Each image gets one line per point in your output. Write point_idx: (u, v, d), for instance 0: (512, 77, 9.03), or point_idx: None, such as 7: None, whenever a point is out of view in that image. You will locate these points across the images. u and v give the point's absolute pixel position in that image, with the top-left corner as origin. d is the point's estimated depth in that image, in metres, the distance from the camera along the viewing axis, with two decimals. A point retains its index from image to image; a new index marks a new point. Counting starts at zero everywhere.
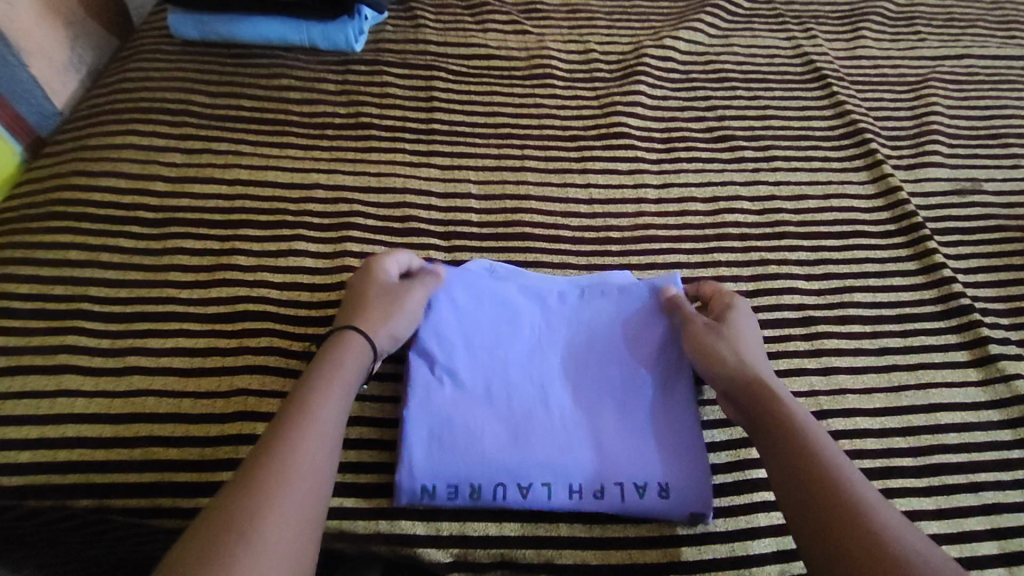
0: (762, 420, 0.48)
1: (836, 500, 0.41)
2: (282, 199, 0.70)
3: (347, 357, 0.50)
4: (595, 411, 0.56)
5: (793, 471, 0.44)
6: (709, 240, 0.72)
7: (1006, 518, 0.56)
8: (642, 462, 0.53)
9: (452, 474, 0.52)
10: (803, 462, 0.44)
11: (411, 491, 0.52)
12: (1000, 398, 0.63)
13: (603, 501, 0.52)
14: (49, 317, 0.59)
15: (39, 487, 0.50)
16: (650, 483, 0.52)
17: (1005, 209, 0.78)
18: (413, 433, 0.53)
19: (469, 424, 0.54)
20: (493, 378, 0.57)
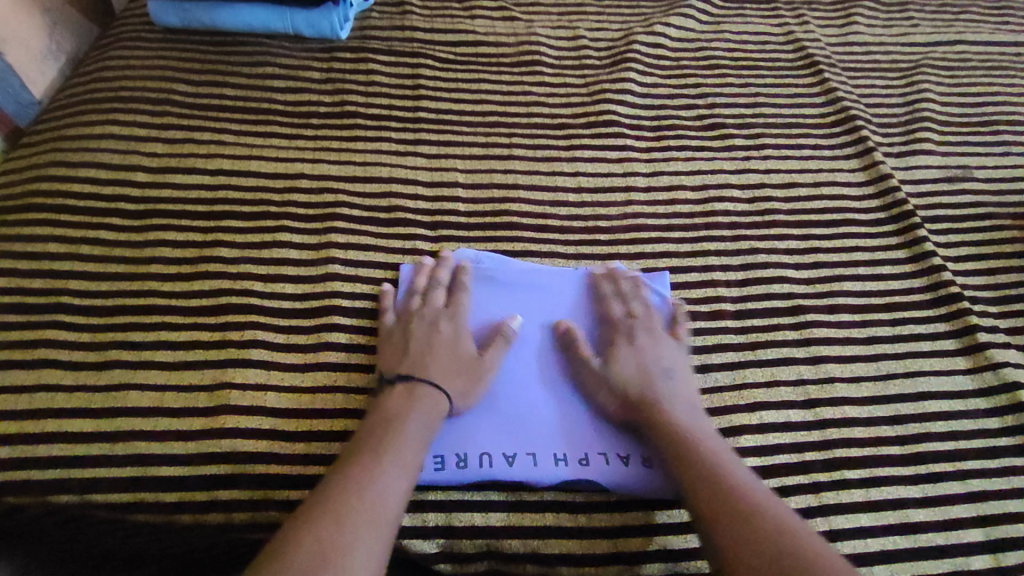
0: (654, 432, 0.51)
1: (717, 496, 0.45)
2: (266, 189, 0.69)
3: (416, 404, 0.50)
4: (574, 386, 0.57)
5: (684, 476, 0.47)
6: (699, 229, 0.72)
7: (992, 504, 0.56)
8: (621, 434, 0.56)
9: (439, 445, 0.54)
10: (686, 462, 0.48)
11: None
12: (987, 385, 0.63)
13: (587, 469, 0.54)
14: (29, 311, 0.58)
15: (19, 483, 0.50)
16: (632, 454, 0.55)
17: (995, 196, 0.78)
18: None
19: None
20: None
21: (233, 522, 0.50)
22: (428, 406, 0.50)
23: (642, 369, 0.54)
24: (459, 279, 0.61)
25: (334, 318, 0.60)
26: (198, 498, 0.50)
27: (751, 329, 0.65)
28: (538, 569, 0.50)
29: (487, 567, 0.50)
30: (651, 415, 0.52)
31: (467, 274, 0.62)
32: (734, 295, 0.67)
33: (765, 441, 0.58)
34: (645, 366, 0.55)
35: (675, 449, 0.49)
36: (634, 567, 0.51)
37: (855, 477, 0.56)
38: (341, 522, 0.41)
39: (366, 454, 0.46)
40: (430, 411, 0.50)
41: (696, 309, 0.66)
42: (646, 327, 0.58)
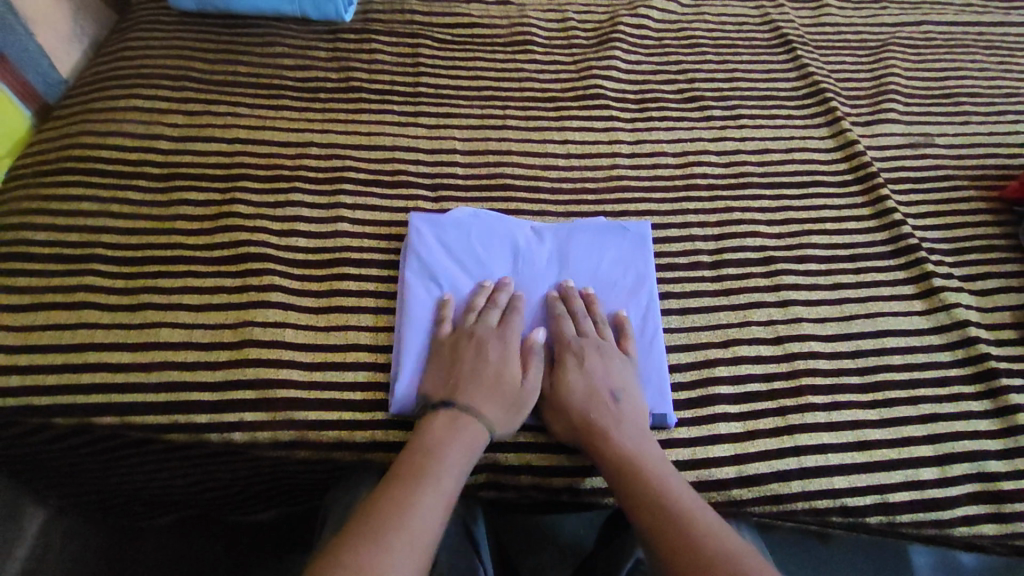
0: (594, 451, 0.53)
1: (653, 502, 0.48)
2: (279, 155, 0.75)
3: (462, 430, 0.51)
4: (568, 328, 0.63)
5: (619, 483, 0.50)
6: (679, 190, 0.78)
7: (940, 426, 0.62)
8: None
9: None
10: (632, 477, 0.50)
11: None
12: (941, 324, 0.68)
13: None
14: (67, 261, 0.63)
15: (65, 407, 0.55)
16: None
17: (954, 160, 0.84)
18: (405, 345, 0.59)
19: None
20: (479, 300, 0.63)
21: (258, 441, 0.55)
22: (471, 433, 0.52)
23: (593, 393, 0.56)
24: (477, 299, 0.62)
25: (345, 268, 0.66)
26: (227, 419, 0.55)
27: (726, 277, 0.71)
28: (532, 479, 0.57)
29: (486, 478, 0.57)
30: (597, 440, 0.53)
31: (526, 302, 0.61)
32: (711, 248, 0.73)
33: (738, 372, 0.64)
34: (592, 387, 0.56)
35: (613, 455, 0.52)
36: None
37: (818, 403, 0.62)
38: (376, 533, 0.43)
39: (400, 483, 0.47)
40: (470, 441, 0.51)
41: (675, 260, 0.72)
42: (598, 348, 0.59)
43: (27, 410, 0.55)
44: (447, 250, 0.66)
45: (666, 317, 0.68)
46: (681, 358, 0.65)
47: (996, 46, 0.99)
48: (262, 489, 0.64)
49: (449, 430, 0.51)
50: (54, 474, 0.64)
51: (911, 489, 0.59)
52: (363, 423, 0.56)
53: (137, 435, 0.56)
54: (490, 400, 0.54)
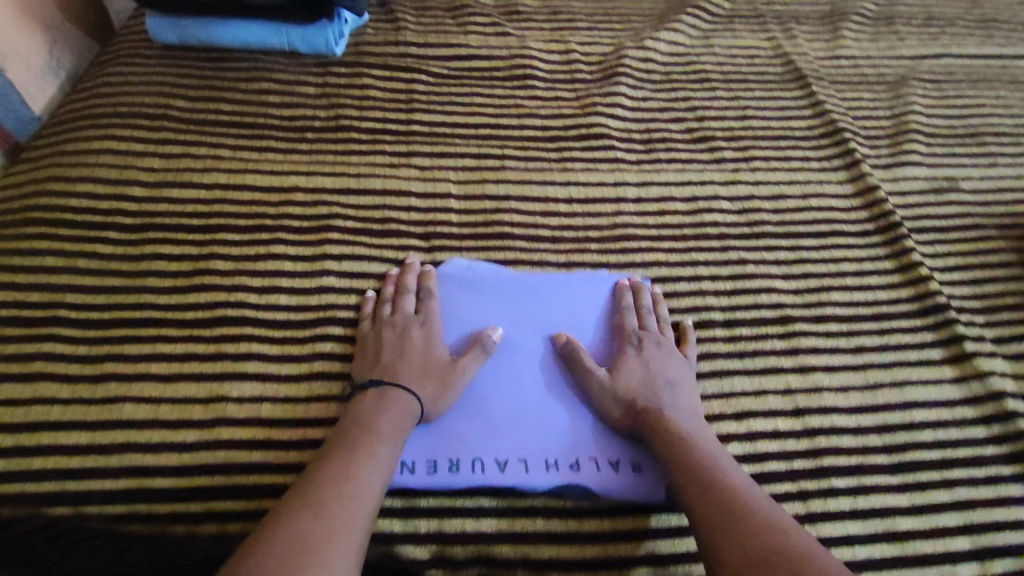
0: (656, 438, 0.54)
1: (726, 504, 0.47)
2: (261, 202, 0.70)
3: (383, 412, 0.53)
4: (563, 381, 0.60)
5: (686, 481, 0.50)
6: (688, 240, 0.73)
7: (978, 513, 0.56)
8: (607, 435, 0.57)
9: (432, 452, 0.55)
10: (693, 470, 0.50)
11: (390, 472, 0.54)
12: (975, 394, 0.63)
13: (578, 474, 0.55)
14: (26, 324, 0.58)
15: (15, 495, 0.50)
16: (621, 459, 0.56)
17: (982, 207, 0.79)
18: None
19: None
20: None
21: (225, 533, 0.50)
22: (394, 412, 0.53)
23: (650, 381, 0.57)
24: (399, 280, 0.64)
25: (329, 331, 0.61)
26: (193, 509, 0.50)
27: (740, 338, 0.66)
28: (528, 575, 0.51)
29: (478, 574, 0.51)
30: (657, 429, 0.54)
31: (433, 281, 0.64)
32: (723, 305, 0.68)
33: (754, 448, 0.59)
34: (650, 376, 0.58)
35: (677, 454, 0.52)
36: (622, 572, 0.52)
37: (843, 486, 0.57)
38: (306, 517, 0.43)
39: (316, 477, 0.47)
40: (401, 413, 0.53)
41: (685, 319, 0.67)
42: (657, 341, 0.61)
43: None
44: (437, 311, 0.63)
45: None
46: None
47: (1020, 81, 0.94)
48: None
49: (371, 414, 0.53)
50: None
51: None
52: None
53: None
54: (423, 376, 0.56)
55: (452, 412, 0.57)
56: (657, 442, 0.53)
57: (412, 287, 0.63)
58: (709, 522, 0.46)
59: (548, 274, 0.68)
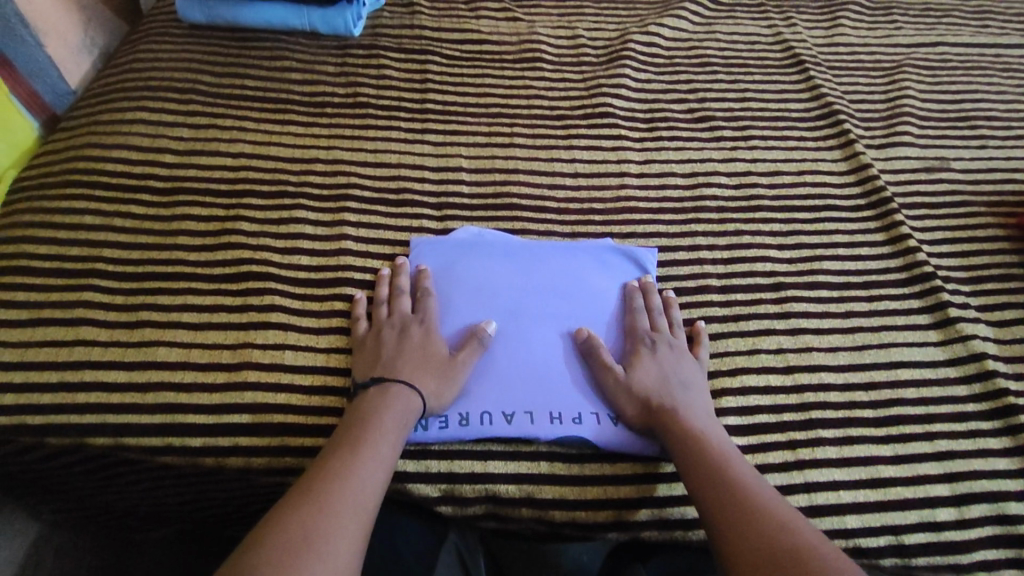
0: (670, 432, 0.55)
1: (732, 496, 0.49)
2: (284, 171, 0.74)
3: (388, 402, 0.54)
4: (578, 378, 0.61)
5: (694, 476, 0.52)
6: (687, 212, 0.77)
7: (957, 463, 0.60)
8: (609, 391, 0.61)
9: None
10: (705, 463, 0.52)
11: None
12: (958, 356, 0.67)
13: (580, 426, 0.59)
14: (66, 275, 0.63)
15: (59, 427, 0.54)
16: None
17: (971, 186, 0.82)
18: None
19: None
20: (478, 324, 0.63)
21: (253, 466, 0.55)
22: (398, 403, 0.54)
23: (664, 382, 0.58)
24: (395, 282, 0.65)
25: (347, 289, 0.65)
26: (223, 443, 0.54)
27: (735, 303, 0.70)
28: (532, 512, 0.56)
29: (486, 510, 0.56)
30: (672, 427, 0.55)
31: (426, 278, 0.65)
32: (720, 272, 0.72)
33: (746, 403, 0.63)
34: (665, 377, 0.59)
35: (685, 447, 0.53)
36: (621, 513, 0.56)
37: (828, 437, 0.61)
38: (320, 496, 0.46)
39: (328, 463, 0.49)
40: (405, 403, 0.54)
41: (683, 285, 0.70)
42: (670, 343, 0.62)
43: (20, 429, 0.54)
44: (447, 275, 0.67)
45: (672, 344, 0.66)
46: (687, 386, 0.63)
47: (1013, 70, 0.97)
48: (254, 512, 0.63)
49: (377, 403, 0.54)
50: (46, 489, 0.64)
51: (928, 530, 0.56)
52: None
53: (132, 456, 0.55)
54: (423, 371, 0.57)
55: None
56: (671, 437, 0.55)
57: (405, 284, 0.64)
58: (716, 511, 0.48)
59: (553, 243, 0.72)
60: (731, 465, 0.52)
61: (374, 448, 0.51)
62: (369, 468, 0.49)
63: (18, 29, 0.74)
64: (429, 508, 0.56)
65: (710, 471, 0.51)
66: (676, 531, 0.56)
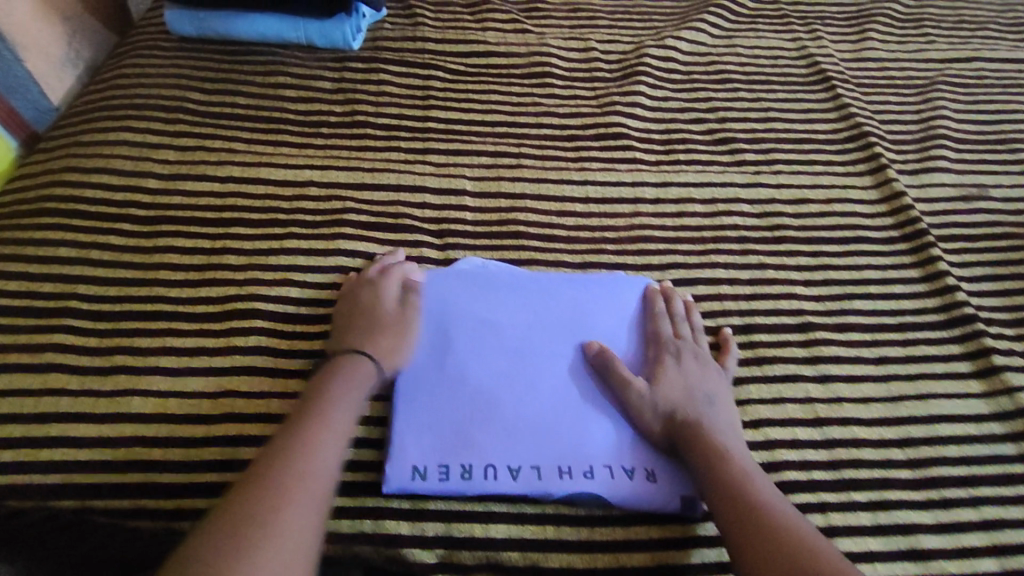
0: (689, 444, 0.52)
1: (744, 504, 0.47)
2: (275, 197, 0.69)
3: (339, 383, 0.51)
4: (594, 398, 0.57)
5: (706, 484, 0.49)
6: (707, 243, 0.71)
7: (1004, 532, 0.54)
8: (625, 441, 0.55)
9: (443, 456, 0.53)
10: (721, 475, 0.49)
11: (401, 477, 0.52)
12: (1002, 410, 0.61)
13: (592, 482, 0.53)
14: (38, 315, 0.58)
15: (22, 486, 0.50)
16: (637, 467, 0.54)
17: (1013, 216, 0.77)
18: (402, 416, 0.55)
19: (460, 408, 0.55)
20: (482, 364, 0.58)
21: None
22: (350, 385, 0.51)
23: (689, 395, 0.54)
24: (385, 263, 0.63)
25: None
26: (200, 505, 0.50)
27: (759, 345, 0.64)
28: None
29: None
30: (690, 437, 0.52)
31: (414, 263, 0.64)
32: (743, 310, 0.66)
33: (773, 458, 0.57)
34: (690, 390, 0.55)
35: (698, 453, 0.51)
36: None
37: (862, 500, 0.55)
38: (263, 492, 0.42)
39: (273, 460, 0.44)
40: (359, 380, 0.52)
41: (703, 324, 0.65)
42: (694, 352, 0.58)
43: None
44: (449, 309, 0.61)
45: None
46: None
47: None
48: None
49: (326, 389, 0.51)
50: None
51: None
52: (355, 511, 0.52)
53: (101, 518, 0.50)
54: (385, 344, 0.56)
55: (465, 414, 0.55)
56: (687, 447, 0.52)
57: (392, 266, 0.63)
58: (732, 518, 0.46)
59: (562, 274, 0.66)
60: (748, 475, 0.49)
61: (321, 440, 0.46)
62: (315, 460, 0.45)
63: None
64: None
65: (723, 478, 0.49)
66: None
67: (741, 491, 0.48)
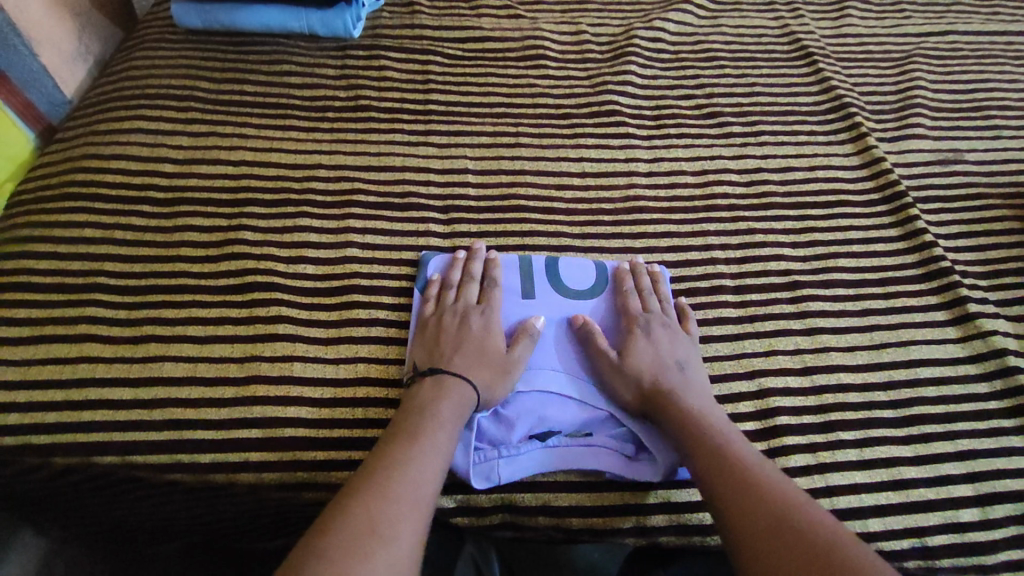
0: (666, 415, 0.55)
1: (714, 455, 0.50)
2: (286, 178, 0.73)
3: (444, 397, 0.53)
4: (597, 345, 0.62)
5: (682, 437, 0.52)
6: (698, 211, 0.75)
7: (981, 463, 0.59)
8: (596, 277, 0.67)
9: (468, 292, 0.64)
10: (697, 438, 0.52)
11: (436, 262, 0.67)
12: (978, 353, 0.65)
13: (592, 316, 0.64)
14: (68, 291, 0.62)
15: (66, 446, 0.53)
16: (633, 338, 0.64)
17: (986, 178, 0.81)
18: (430, 270, 0.66)
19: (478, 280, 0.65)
20: None
21: (262, 482, 0.53)
22: (454, 406, 0.53)
23: (661, 362, 0.58)
24: (471, 272, 0.65)
25: (354, 297, 0.64)
26: (233, 458, 0.53)
27: (750, 303, 0.68)
28: (549, 520, 0.55)
29: (502, 519, 0.55)
30: (665, 399, 0.56)
31: (496, 267, 0.65)
32: (733, 272, 0.70)
33: (766, 405, 0.61)
34: (662, 361, 0.58)
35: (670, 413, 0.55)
36: (638, 518, 0.55)
37: (849, 438, 0.59)
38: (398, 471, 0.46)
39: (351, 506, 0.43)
40: (459, 401, 0.54)
41: (696, 286, 0.69)
42: (662, 321, 0.62)
43: (27, 449, 0.53)
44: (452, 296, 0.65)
45: None
46: (744, 407, 0.61)
47: None
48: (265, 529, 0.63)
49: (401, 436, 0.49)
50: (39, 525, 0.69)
51: (951, 532, 0.55)
52: None
53: (140, 474, 0.54)
54: (478, 362, 0.57)
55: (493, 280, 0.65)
56: (659, 407, 0.56)
57: (475, 271, 0.65)
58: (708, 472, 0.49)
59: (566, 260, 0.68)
60: (727, 442, 0.51)
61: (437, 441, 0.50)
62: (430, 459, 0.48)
63: (10, 38, 0.72)
64: (445, 519, 0.55)
65: (692, 433, 0.52)
66: (695, 537, 0.55)
67: (711, 438, 0.51)
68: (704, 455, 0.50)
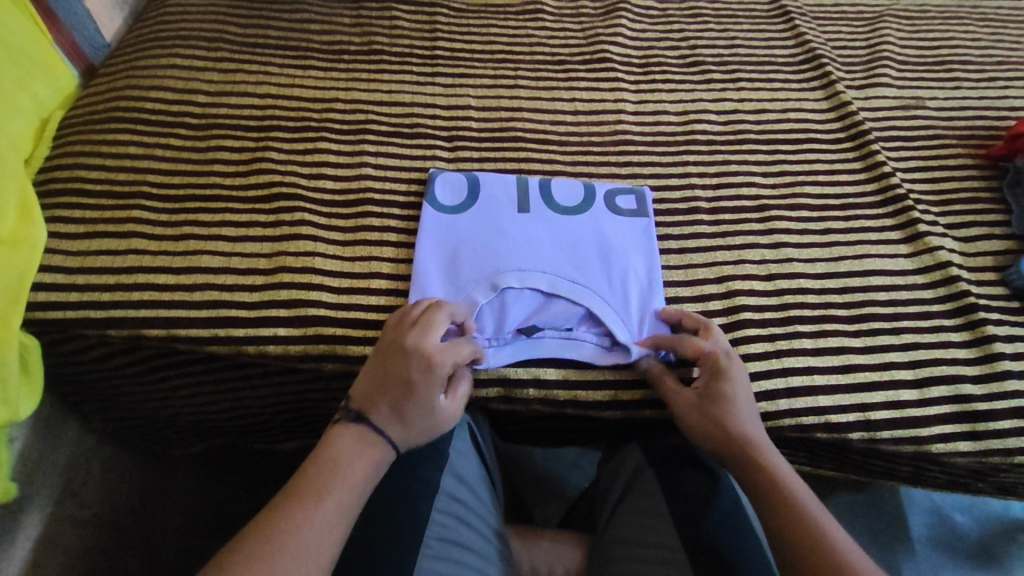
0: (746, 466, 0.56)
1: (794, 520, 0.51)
2: (307, 110, 0.80)
3: (368, 439, 0.54)
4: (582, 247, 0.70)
5: (762, 495, 0.54)
6: (679, 144, 0.83)
7: (922, 353, 0.67)
8: (585, 196, 0.75)
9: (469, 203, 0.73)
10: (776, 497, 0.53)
11: (444, 178, 0.75)
12: (925, 265, 0.73)
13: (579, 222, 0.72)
14: (115, 198, 0.70)
15: (119, 320, 0.61)
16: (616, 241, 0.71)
17: (945, 121, 0.89)
18: (437, 186, 0.74)
19: (480, 195, 0.74)
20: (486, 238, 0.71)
21: (290, 353, 0.62)
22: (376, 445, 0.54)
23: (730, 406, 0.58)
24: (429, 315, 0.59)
25: (368, 208, 0.72)
26: (264, 334, 0.62)
27: (724, 222, 0.76)
28: (539, 392, 0.63)
29: (497, 392, 0.63)
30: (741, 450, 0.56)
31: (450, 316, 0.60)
32: (709, 195, 0.78)
33: (733, 303, 0.69)
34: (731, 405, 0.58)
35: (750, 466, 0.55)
36: (618, 393, 0.64)
37: (806, 330, 0.67)
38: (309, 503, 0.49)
39: (286, 507, 0.49)
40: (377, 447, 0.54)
41: (675, 206, 0.77)
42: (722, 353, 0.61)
43: (87, 323, 0.61)
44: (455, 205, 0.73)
45: (665, 256, 0.72)
46: (714, 305, 0.69)
47: (990, 18, 1.03)
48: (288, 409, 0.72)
49: (343, 452, 0.53)
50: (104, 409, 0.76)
51: (891, 408, 0.64)
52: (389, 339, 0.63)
53: (183, 346, 0.62)
54: (405, 419, 0.55)
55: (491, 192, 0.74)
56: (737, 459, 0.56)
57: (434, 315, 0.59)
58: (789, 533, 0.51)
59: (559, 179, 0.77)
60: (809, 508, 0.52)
61: (353, 482, 0.52)
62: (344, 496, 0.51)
63: None
64: None
65: (764, 486, 0.54)
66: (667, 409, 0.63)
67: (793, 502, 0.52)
68: (783, 519, 0.52)
